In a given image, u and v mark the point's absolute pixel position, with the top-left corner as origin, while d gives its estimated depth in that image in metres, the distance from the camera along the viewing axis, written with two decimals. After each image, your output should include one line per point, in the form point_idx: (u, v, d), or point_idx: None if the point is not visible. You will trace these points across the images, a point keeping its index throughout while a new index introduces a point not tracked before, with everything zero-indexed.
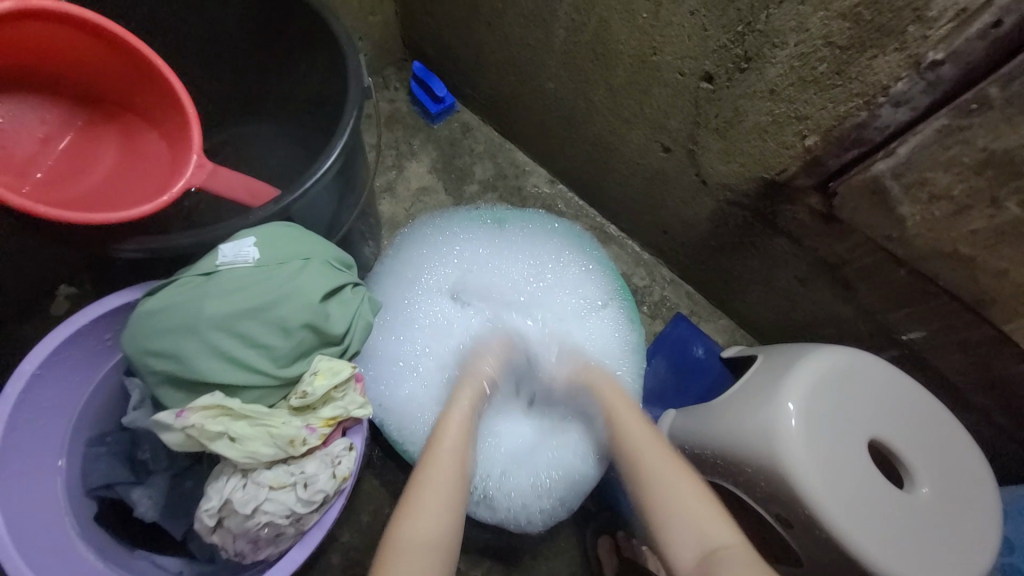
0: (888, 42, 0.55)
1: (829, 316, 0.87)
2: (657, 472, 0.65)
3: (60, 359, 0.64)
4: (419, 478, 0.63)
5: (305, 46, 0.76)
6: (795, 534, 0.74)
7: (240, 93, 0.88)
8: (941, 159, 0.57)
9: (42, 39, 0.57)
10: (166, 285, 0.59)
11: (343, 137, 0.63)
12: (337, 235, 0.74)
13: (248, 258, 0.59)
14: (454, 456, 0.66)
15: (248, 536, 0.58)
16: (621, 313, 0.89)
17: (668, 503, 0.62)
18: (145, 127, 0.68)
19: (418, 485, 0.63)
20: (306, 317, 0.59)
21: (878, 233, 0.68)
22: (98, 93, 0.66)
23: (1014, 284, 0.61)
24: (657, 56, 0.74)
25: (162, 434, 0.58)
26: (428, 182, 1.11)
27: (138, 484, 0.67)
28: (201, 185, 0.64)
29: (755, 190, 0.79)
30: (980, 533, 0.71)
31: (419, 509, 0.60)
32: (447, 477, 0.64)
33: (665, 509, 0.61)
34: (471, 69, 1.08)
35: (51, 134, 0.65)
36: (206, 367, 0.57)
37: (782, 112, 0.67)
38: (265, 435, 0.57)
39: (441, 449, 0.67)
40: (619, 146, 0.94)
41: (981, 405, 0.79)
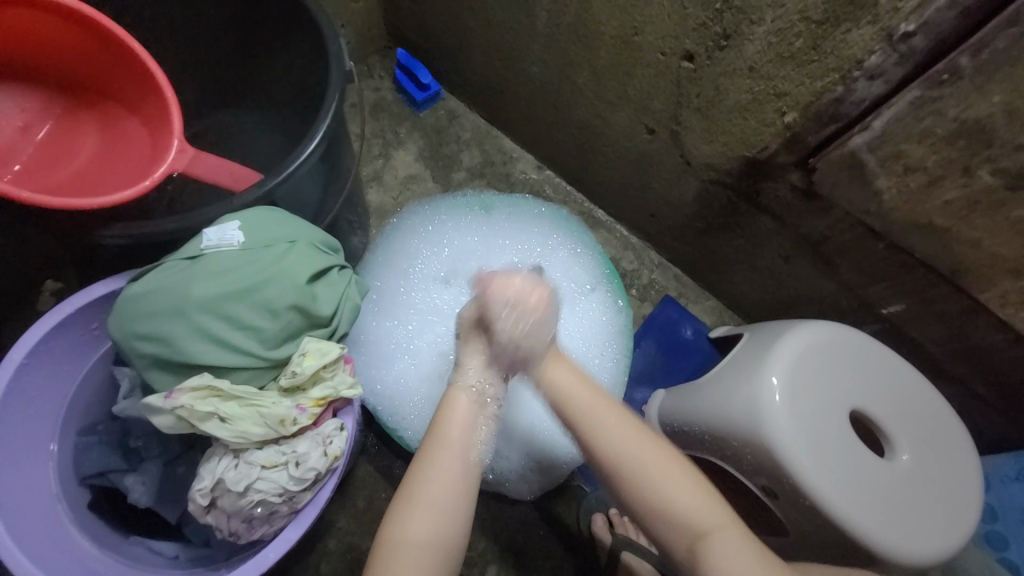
0: (861, 16, 0.55)
1: (812, 293, 0.89)
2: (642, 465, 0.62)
3: (48, 348, 0.64)
4: (419, 469, 0.64)
5: (285, 32, 0.75)
6: (781, 505, 0.77)
7: (222, 82, 0.87)
8: (914, 131, 0.59)
9: (17, 23, 0.58)
10: (150, 269, 0.59)
11: (326, 120, 0.63)
12: (323, 221, 0.74)
13: (234, 241, 0.59)
14: (455, 457, 0.65)
15: (242, 515, 0.59)
16: (608, 297, 0.92)
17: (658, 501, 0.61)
18: (124, 113, 0.67)
19: (417, 481, 0.63)
20: (293, 299, 0.60)
21: (856, 208, 0.69)
22: (76, 80, 0.65)
23: (987, 253, 0.63)
24: (639, 36, 0.75)
25: (152, 416, 0.58)
26: (415, 171, 1.11)
27: (131, 472, 0.67)
28: (184, 170, 0.64)
29: (737, 169, 0.80)
30: (960, 497, 0.74)
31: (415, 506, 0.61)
32: (450, 479, 0.63)
33: (648, 501, 0.62)
34: (456, 56, 1.07)
35: (30, 122, 0.66)
36: (194, 351, 0.57)
37: (762, 89, 0.68)
38: (255, 415, 0.58)
39: (443, 455, 0.65)
40: (604, 130, 0.94)
41: (960, 375, 0.81)
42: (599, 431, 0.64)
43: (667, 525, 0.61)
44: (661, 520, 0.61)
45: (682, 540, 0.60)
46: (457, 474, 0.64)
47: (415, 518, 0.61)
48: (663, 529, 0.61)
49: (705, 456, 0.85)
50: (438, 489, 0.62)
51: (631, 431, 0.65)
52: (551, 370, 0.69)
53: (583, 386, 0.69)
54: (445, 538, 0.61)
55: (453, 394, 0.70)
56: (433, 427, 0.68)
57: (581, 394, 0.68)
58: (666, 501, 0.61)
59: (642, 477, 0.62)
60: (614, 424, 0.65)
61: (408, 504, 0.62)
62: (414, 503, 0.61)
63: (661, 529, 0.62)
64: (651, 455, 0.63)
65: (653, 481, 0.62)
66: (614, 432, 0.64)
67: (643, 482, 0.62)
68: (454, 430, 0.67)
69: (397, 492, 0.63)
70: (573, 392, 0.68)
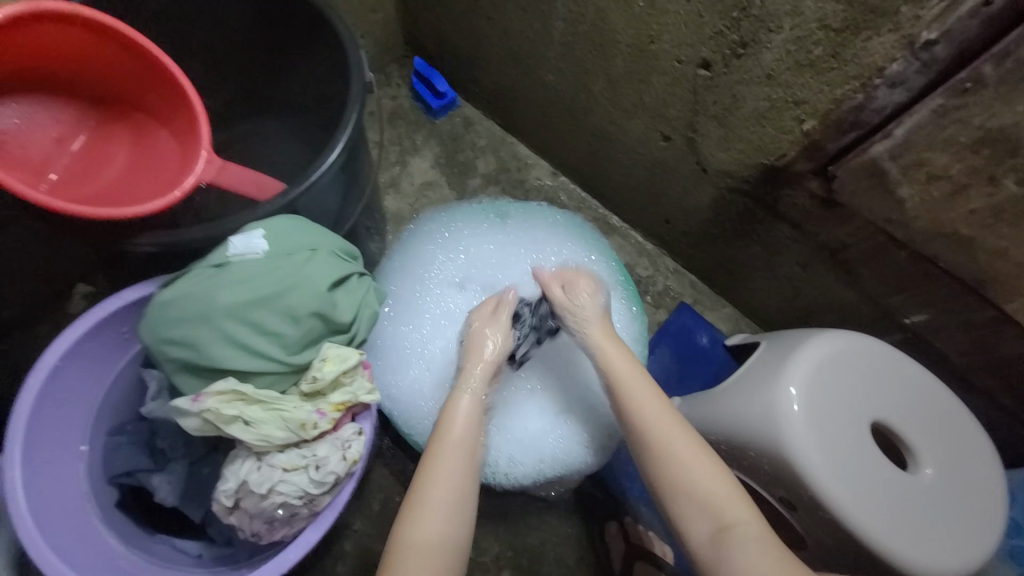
0: (882, 24, 0.55)
1: (831, 302, 0.88)
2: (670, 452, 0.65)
3: (80, 351, 0.67)
4: (427, 470, 0.65)
5: (308, 45, 0.78)
6: (799, 517, 0.75)
7: (246, 93, 0.90)
8: (937, 139, 0.58)
9: (53, 41, 0.59)
10: (179, 277, 0.61)
11: (347, 131, 0.64)
12: (343, 228, 0.76)
13: (258, 250, 0.60)
14: (456, 456, 0.66)
15: (264, 516, 0.60)
16: (623, 303, 0.92)
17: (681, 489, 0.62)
18: (156, 126, 0.70)
19: (424, 486, 0.63)
20: (314, 306, 0.61)
21: (877, 216, 0.69)
22: (109, 94, 0.68)
23: (1013, 263, 0.62)
24: (655, 45, 0.75)
25: (180, 419, 0.60)
26: (432, 178, 1.13)
27: (157, 471, 0.70)
28: (211, 181, 0.66)
29: (754, 176, 0.79)
30: (986, 513, 0.72)
31: (426, 508, 0.61)
32: (452, 483, 0.64)
33: (676, 481, 0.63)
34: (472, 64, 1.09)
35: (65, 133, 0.67)
36: (219, 355, 0.59)
37: (780, 97, 0.67)
38: (277, 419, 0.59)
39: (445, 460, 0.66)
40: (620, 137, 0.94)
41: (986, 387, 0.79)
42: (636, 405, 0.69)
43: (692, 509, 0.61)
44: (686, 503, 0.62)
45: (705, 527, 0.60)
46: (459, 477, 0.65)
47: (422, 522, 0.61)
48: (688, 513, 0.62)
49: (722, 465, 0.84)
50: (443, 494, 0.63)
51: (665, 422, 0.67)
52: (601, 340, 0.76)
53: (623, 358, 0.74)
54: (452, 542, 0.61)
55: (456, 397, 0.73)
56: (436, 432, 0.69)
57: (621, 366, 0.73)
58: (693, 482, 0.62)
59: (668, 456, 0.64)
60: (650, 400, 0.69)
61: (415, 509, 0.62)
62: (422, 508, 0.62)
63: (686, 514, 0.62)
64: (682, 435, 0.66)
65: (682, 460, 0.64)
66: (652, 407, 0.68)
67: (674, 460, 0.64)
68: (458, 431, 0.69)
69: (406, 498, 0.63)
70: (613, 362, 0.73)
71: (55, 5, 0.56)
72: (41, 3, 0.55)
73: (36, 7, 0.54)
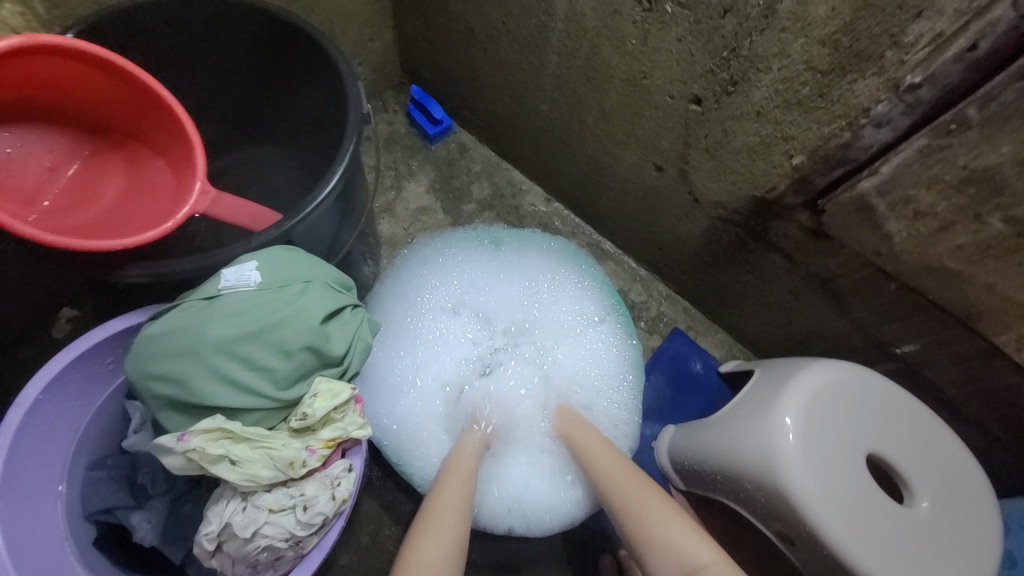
0: (867, 67, 0.57)
1: (824, 330, 0.88)
2: (625, 490, 0.69)
3: (62, 384, 0.65)
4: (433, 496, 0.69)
5: (306, 74, 0.78)
6: (796, 552, 0.74)
7: (243, 120, 0.90)
8: (923, 177, 0.59)
9: (48, 73, 0.59)
10: (168, 310, 0.60)
11: (343, 162, 0.65)
12: (336, 256, 0.76)
13: (250, 282, 0.60)
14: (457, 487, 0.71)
15: (248, 560, 0.58)
16: (618, 328, 0.92)
17: (638, 529, 0.64)
18: (151, 155, 0.70)
19: (429, 513, 0.67)
20: (306, 339, 0.60)
21: (867, 249, 0.70)
22: (104, 124, 0.68)
23: (1001, 297, 0.63)
24: (647, 80, 0.77)
25: (164, 457, 0.58)
26: (427, 203, 1.13)
27: (138, 508, 0.67)
28: (205, 211, 0.66)
29: (746, 207, 0.81)
30: (984, 548, 0.71)
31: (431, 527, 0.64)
32: (458, 509, 0.68)
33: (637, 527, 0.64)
34: (468, 92, 1.10)
35: (57, 163, 0.66)
36: (207, 392, 0.57)
37: (769, 132, 0.69)
38: (265, 458, 0.58)
39: (448, 489, 0.70)
40: (613, 165, 0.96)
41: (978, 417, 0.79)
42: (594, 459, 0.75)
43: (656, 554, 0.62)
44: (649, 543, 0.63)
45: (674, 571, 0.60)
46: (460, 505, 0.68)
47: (428, 543, 0.62)
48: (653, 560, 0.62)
49: (718, 497, 0.83)
50: (450, 517, 0.66)
51: (619, 465, 0.73)
52: (570, 425, 0.82)
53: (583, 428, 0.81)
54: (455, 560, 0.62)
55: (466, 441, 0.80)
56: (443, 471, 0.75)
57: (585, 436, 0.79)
58: (654, 526, 0.63)
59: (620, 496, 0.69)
60: (605, 458, 0.74)
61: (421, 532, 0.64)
62: (426, 529, 0.64)
63: (655, 562, 0.61)
64: (640, 483, 0.69)
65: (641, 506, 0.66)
66: (607, 464, 0.74)
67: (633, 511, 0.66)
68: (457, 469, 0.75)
69: (411, 526, 0.66)
70: (579, 432, 0.80)
71: (52, 39, 0.56)
72: (38, 37, 0.55)
73: (32, 41, 0.55)
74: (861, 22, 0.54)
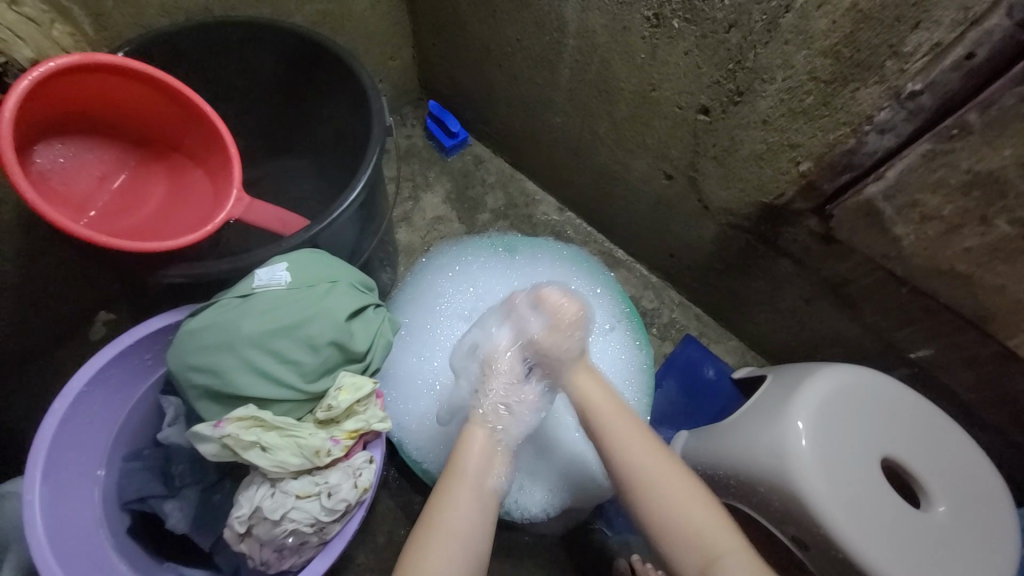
0: (868, 76, 0.59)
1: (837, 336, 0.89)
2: (657, 470, 0.67)
3: (105, 377, 0.69)
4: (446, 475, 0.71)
5: (332, 90, 0.83)
6: (811, 556, 0.74)
7: (272, 134, 0.96)
8: (928, 181, 0.61)
9: (102, 88, 0.65)
10: (205, 307, 0.64)
11: (367, 171, 0.69)
12: (359, 260, 0.79)
13: (281, 281, 0.63)
14: (473, 474, 0.70)
15: (275, 544, 0.61)
16: (628, 335, 0.94)
17: (669, 511, 0.65)
18: (190, 165, 0.76)
19: (436, 509, 0.66)
20: (332, 335, 0.64)
21: (875, 253, 0.71)
22: (149, 137, 0.74)
23: (1012, 299, 0.63)
24: (656, 91, 0.80)
25: (199, 444, 0.61)
26: (443, 212, 1.17)
27: (169, 498, 0.70)
28: (239, 216, 0.71)
29: (755, 214, 0.82)
30: (1004, 555, 0.70)
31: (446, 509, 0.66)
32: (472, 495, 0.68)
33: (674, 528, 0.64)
34: (483, 107, 1.15)
35: (107, 173, 0.72)
36: (240, 382, 0.61)
37: (776, 140, 0.71)
38: (293, 446, 0.61)
39: (461, 474, 0.70)
40: (623, 175, 0.98)
41: (996, 423, 0.78)
42: (623, 440, 0.70)
43: (682, 548, 0.63)
44: (674, 525, 0.64)
45: (695, 564, 0.62)
46: (475, 496, 0.68)
47: (434, 540, 0.63)
48: (678, 554, 0.64)
49: (731, 502, 0.83)
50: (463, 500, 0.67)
51: (649, 444, 0.70)
52: (582, 377, 0.77)
53: (611, 401, 0.75)
54: (464, 549, 0.64)
55: (470, 429, 0.75)
56: (451, 460, 0.73)
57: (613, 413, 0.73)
58: (686, 512, 0.64)
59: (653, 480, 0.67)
60: (640, 442, 0.70)
61: (433, 514, 0.66)
62: (440, 513, 0.66)
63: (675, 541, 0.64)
64: (680, 483, 0.66)
65: (669, 496, 0.65)
66: (637, 452, 0.69)
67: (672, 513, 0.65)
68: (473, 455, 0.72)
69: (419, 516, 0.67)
70: (605, 406, 0.74)
71: (108, 58, 0.61)
72: (95, 55, 0.61)
73: (90, 60, 0.60)
74: (861, 34, 0.57)
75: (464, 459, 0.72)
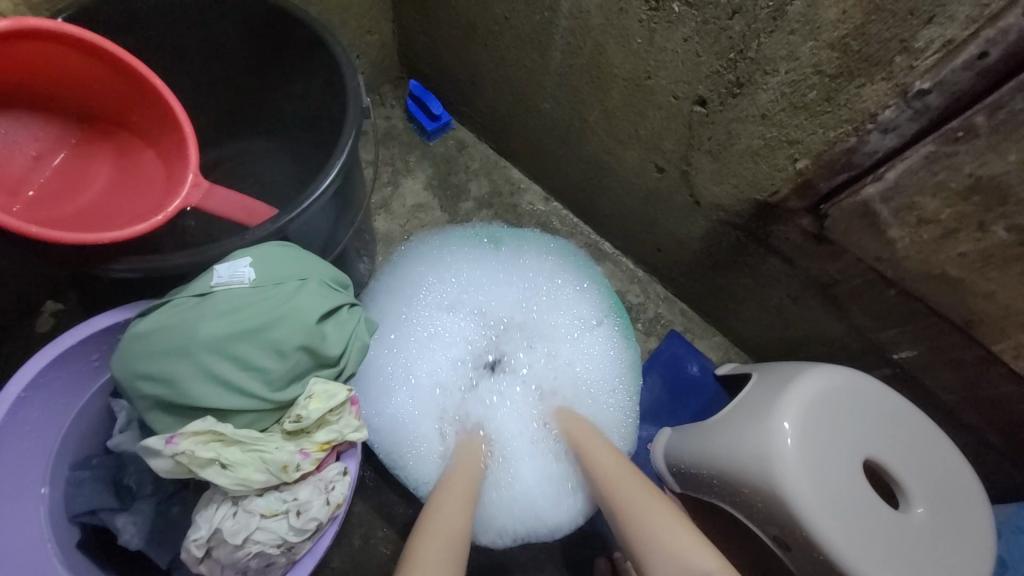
0: (876, 71, 0.56)
1: (822, 335, 0.88)
2: (624, 487, 0.70)
3: (46, 381, 0.63)
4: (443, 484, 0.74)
5: (303, 65, 0.76)
6: (792, 557, 0.74)
7: (237, 111, 0.88)
8: (928, 184, 0.59)
9: (37, 59, 0.57)
10: (158, 306, 0.59)
11: (341, 157, 0.63)
12: (333, 252, 0.74)
13: (243, 279, 0.58)
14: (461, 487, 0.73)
15: (237, 566, 0.58)
16: (616, 331, 0.91)
17: (641, 534, 0.64)
18: (141, 145, 0.68)
19: (432, 511, 0.68)
20: (301, 339, 0.59)
21: (868, 254, 0.69)
22: (92, 111, 0.66)
23: (1002, 306, 0.63)
24: (652, 80, 0.76)
25: (151, 460, 0.56)
26: (424, 199, 1.11)
27: (122, 511, 0.66)
28: (197, 204, 0.65)
29: (747, 211, 0.80)
30: (978, 555, 0.71)
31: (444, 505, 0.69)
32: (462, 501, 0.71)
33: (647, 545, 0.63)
34: (468, 88, 1.09)
35: (43, 152, 0.64)
36: (198, 393, 0.56)
37: (774, 136, 0.68)
38: (257, 462, 0.57)
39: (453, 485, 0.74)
40: (613, 166, 0.95)
41: (973, 424, 0.79)
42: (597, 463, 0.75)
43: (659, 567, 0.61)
44: (649, 550, 0.63)
45: None
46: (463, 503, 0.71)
47: (431, 538, 0.63)
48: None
49: (716, 501, 0.83)
50: (456, 502, 0.70)
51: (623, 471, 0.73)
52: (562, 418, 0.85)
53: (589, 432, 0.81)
54: (459, 549, 0.64)
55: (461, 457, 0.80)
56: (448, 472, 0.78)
57: (601, 458, 0.76)
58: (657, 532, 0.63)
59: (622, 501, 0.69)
60: (612, 466, 0.73)
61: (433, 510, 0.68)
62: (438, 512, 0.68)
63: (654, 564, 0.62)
64: (648, 502, 0.67)
65: (640, 517, 0.66)
66: (620, 485, 0.70)
67: (657, 543, 0.62)
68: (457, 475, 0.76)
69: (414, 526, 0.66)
70: (585, 442, 0.79)
71: (41, 23, 0.54)
72: (27, 20, 0.53)
73: (21, 25, 0.52)
74: (871, 27, 0.54)
75: (460, 470, 0.77)
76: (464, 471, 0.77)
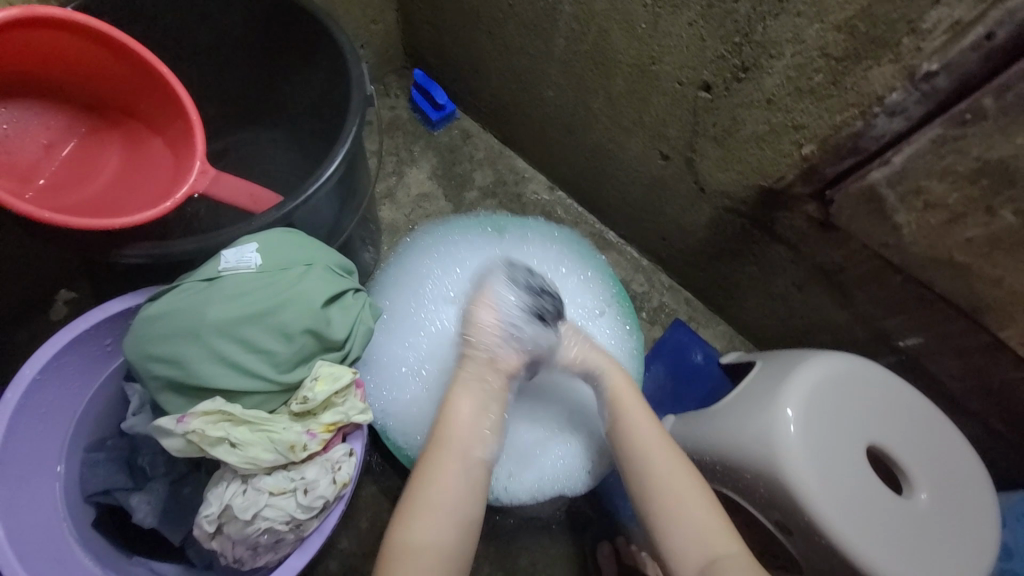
0: (883, 53, 0.56)
1: (827, 323, 0.88)
2: (657, 458, 0.68)
3: (61, 364, 0.65)
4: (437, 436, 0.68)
5: (307, 54, 0.77)
6: (795, 541, 0.75)
7: (243, 102, 0.89)
8: (935, 168, 0.58)
9: (47, 47, 0.58)
10: (168, 291, 0.60)
11: (346, 145, 0.63)
12: (339, 239, 0.74)
13: (251, 263, 0.59)
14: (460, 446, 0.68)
15: (247, 542, 0.59)
16: (619, 321, 0.91)
17: (668, 508, 0.64)
18: (149, 134, 0.69)
19: (428, 477, 0.65)
20: (307, 323, 0.60)
21: (874, 241, 0.69)
22: (101, 100, 0.67)
23: (1009, 291, 0.62)
24: (657, 66, 0.75)
25: (163, 439, 0.58)
26: (428, 189, 1.12)
27: (136, 490, 0.68)
28: (204, 190, 0.66)
29: (752, 198, 0.80)
30: (982, 542, 0.71)
31: (441, 473, 0.65)
32: (462, 465, 0.66)
33: (672, 521, 0.64)
34: (472, 77, 1.09)
35: (54, 140, 0.65)
36: (207, 373, 0.57)
37: (779, 121, 0.68)
38: (265, 441, 0.58)
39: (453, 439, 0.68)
40: (618, 154, 0.94)
41: (979, 411, 0.79)
42: (631, 426, 0.71)
43: (682, 543, 0.62)
44: (672, 525, 0.63)
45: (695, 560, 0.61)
46: (464, 471, 0.66)
47: (427, 516, 0.62)
48: (677, 551, 0.62)
49: (720, 488, 0.83)
50: (452, 466, 0.66)
51: (657, 440, 0.69)
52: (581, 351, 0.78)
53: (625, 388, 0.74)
54: (456, 526, 0.63)
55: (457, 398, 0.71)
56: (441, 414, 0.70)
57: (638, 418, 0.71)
58: (685, 509, 0.64)
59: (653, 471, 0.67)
60: (647, 433, 0.70)
61: (428, 476, 0.65)
62: (434, 481, 0.64)
63: (676, 537, 0.63)
64: (681, 478, 0.66)
65: (669, 492, 0.65)
66: (654, 455, 0.68)
67: (682, 518, 0.64)
68: (459, 423, 0.69)
69: (408, 487, 0.65)
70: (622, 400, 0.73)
71: (50, 12, 0.54)
72: (35, 8, 0.53)
73: (30, 13, 0.53)
74: (879, 8, 0.53)
75: (453, 413, 0.70)
76: (461, 414, 0.69)
